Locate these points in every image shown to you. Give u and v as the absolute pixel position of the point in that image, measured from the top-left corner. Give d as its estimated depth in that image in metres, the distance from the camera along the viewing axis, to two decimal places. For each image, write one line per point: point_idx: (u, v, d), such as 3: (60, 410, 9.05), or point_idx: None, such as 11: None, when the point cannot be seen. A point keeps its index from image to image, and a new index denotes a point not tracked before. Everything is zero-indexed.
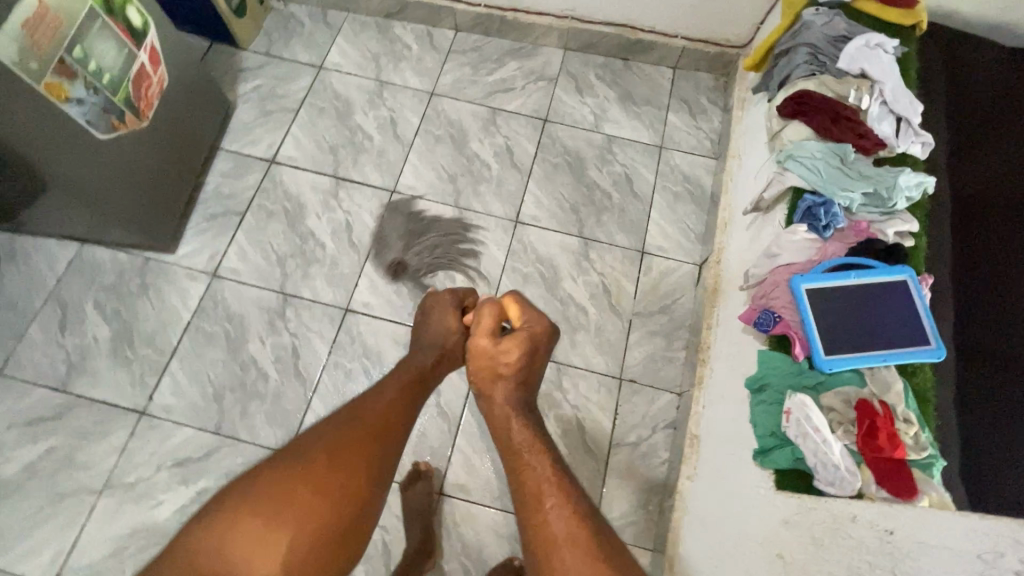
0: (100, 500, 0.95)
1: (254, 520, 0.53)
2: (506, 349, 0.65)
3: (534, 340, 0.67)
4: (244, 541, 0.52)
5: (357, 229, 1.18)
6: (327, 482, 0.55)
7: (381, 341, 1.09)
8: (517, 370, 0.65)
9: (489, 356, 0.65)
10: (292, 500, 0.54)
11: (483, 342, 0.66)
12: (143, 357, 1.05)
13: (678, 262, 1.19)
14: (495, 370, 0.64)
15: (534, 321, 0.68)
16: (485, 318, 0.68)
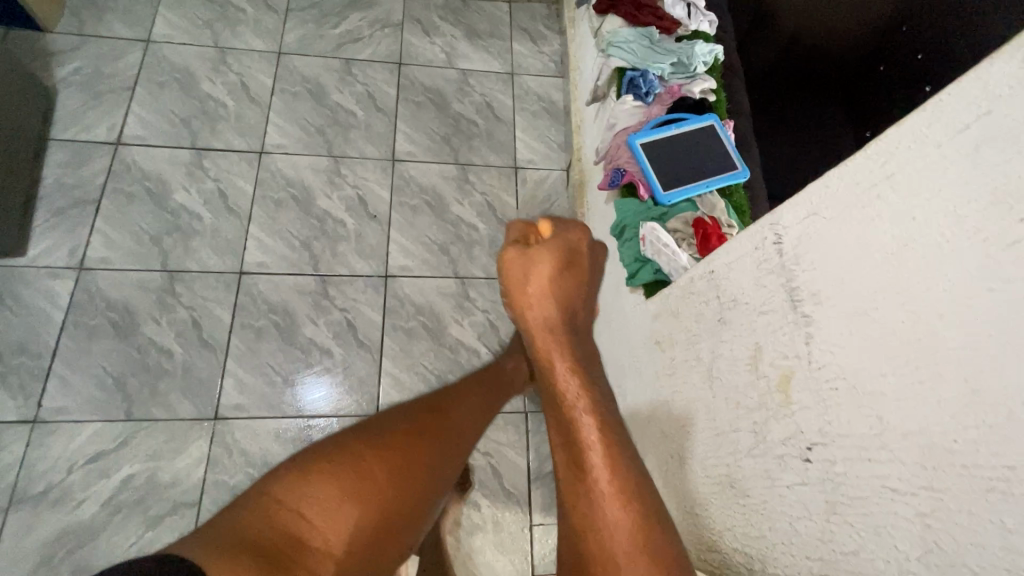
0: (10, 517, 0.89)
1: (337, 487, 0.46)
2: (550, 266, 0.54)
3: (579, 254, 0.56)
4: (321, 501, 0.45)
5: (232, 195, 1.16)
6: (396, 472, 0.50)
7: (285, 295, 1.10)
8: (552, 291, 0.53)
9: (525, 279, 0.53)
10: (374, 479, 0.48)
11: (516, 260, 0.54)
12: (19, 366, 0.97)
13: (548, 169, 1.33)
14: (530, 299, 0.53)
15: (578, 236, 0.57)
16: (514, 235, 0.57)
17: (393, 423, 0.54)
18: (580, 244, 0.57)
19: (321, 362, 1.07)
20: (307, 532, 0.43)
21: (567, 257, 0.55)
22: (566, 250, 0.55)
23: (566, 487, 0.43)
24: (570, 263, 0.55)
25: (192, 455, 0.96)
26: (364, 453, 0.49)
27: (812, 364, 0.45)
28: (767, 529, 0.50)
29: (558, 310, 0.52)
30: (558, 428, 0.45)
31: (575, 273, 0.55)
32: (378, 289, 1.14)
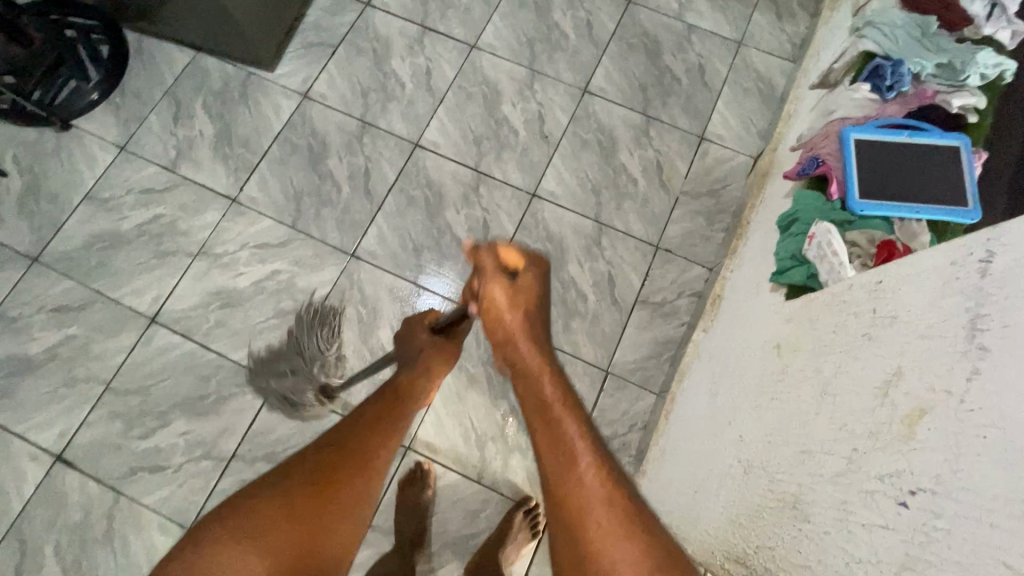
0: (195, 262, 1.12)
1: (229, 547, 0.49)
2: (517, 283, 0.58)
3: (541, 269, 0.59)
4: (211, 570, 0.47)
5: (435, 76, 1.26)
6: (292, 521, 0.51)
7: (443, 177, 1.19)
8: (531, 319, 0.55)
9: (502, 298, 0.57)
10: (269, 531, 0.50)
11: (497, 288, 0.57)
12: (239, 156, 1.19)
13: (735, 152, 1.22)
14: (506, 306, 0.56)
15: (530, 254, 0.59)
16: (483, 261, 0.59)
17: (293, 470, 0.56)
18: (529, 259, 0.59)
19: (448, 246, 1.15)
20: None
21: (535, 273, 0.58)
22: (528, 270, 0.58)
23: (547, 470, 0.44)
24: (537, 280, 0.58)
25: (325, 275, 1.12)
26: (261, 513, 0.51)
27: (963, 404, 0.36)
28: (816, 559, 0.44)
29: (533, 324, 0.55)
30: (541, 429, 0.46)
31: (541, 289, 0.58)
32: (522, 204, 1.18)
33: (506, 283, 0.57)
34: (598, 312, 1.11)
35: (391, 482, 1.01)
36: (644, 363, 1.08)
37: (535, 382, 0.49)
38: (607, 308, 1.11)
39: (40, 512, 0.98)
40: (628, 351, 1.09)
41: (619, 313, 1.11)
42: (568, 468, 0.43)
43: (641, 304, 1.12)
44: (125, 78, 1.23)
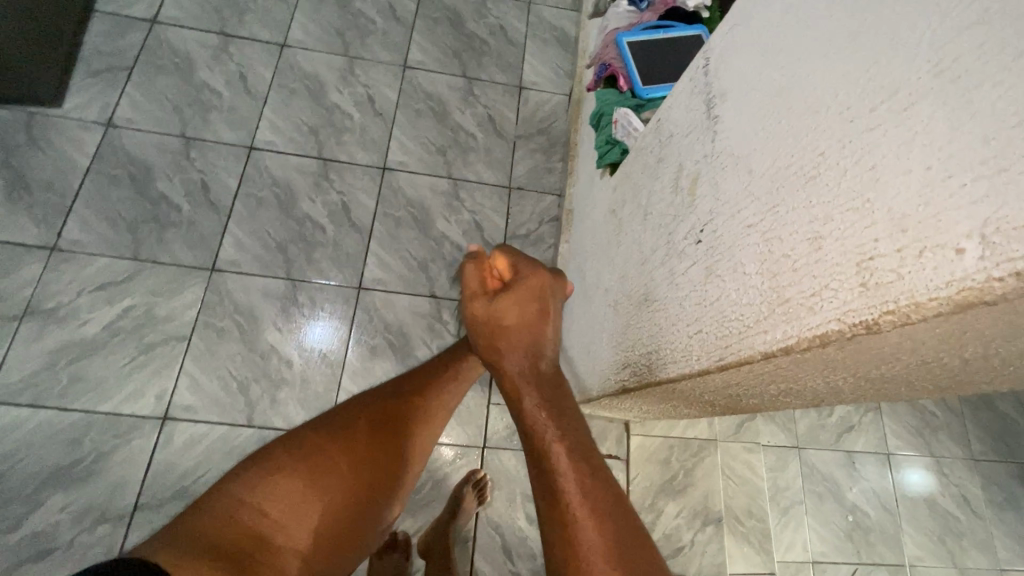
0: (23, 325, 0.99)
1: (284, 482, 0.52)
2: (515, 308, 0.51)
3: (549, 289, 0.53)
4: (276, 498, 0.51)
5: (252, 80, 1.25)
6: (356, 463, 0.55)
7: (289, 172, 1.18)
8: (525, 337, 0.51)
9: (485, 315, 0.52)
10: (330, 476, 0.54)
11: (478, 304, 0.52)
12: (45, 201, 1.07)
13: (550, 94, 1.38)
14: (493, 332, 0.52)
15: (531, 273, 0.53)
16: (471, 282, 0.54)
17: (357, 417, 0.58)
18: (536, 282, 0.53)
19: (313, 235, 1.14)
20: (262, 522, 0.49)
21: (532, 287, 0.52)
22: (516, 291, 0.52)
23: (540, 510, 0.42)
24: (537, 299, 0.52)
25: (188, 297, 1.06)
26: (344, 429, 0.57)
27: (713, 153, 0.49)
28: (663, 316, 0.55)
29: (524, 348, 0.51)
30: (534, 467, 0.43)
31: (539, 312, 0.52)
32: (375, 179, 1.21)
33: (488, 298, 0.52)
34: None
35: None
36: None
37: (526, 432, 0.45)
38: None
39: None
40: None
41: None
42: (562, 498, 0.41)
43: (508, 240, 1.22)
44: None
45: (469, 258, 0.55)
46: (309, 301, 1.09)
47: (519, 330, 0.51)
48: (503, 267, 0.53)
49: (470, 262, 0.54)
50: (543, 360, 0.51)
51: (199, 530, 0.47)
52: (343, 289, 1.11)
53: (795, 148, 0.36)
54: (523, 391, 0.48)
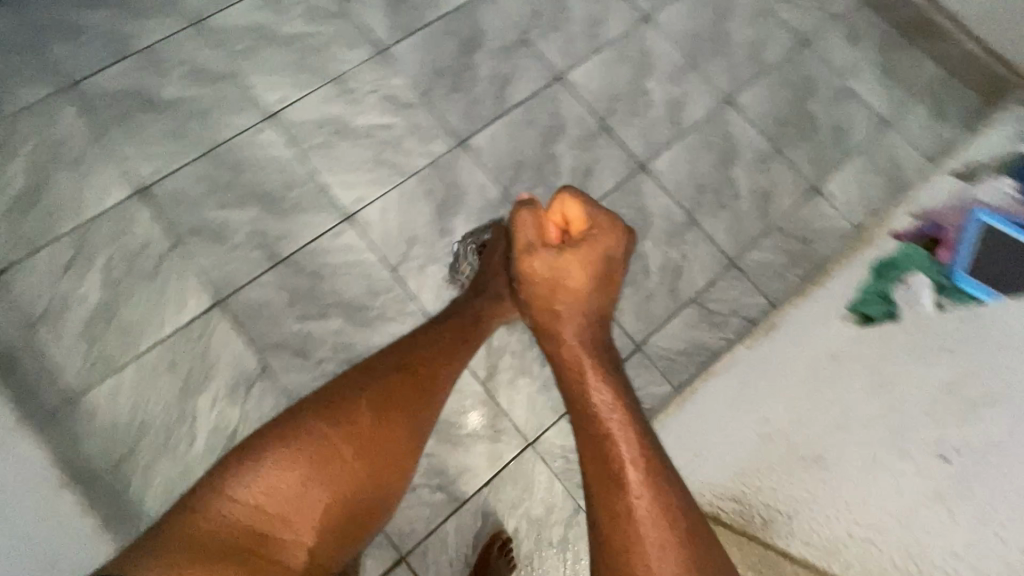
0: (326, 84, 1.19)
1: (262, 470, 0.66)
2: (580, 276, 0.85)
3: (610, 251, 0.87)
4: (273, 485, 0.66)
5: (602, 28, 1.31)
6: (355, 436, 0.72)
7: (570, 116, 1.24)
8: (590, 314, 0.85)
9: (548, 271, 0.85)
10: (332, 463, 0.69)
11: (540, 258, 0.86)
12: (403, 15, 1.26)
13: (838, 214, 1.23)
14: (559, 281, 0.85)
15: (598, 233, 0.86)
16: (526, 233, 0.87)
17: (357, 402, 0.75)
18: (604, 239, 0.86)
19: (548, 175, 1.19)
20: (265, 518, 0.65)
21: (596, 261, 0.86)
22: (574, 253, 0.85)
23: (601, 505, 0.68)
24: (591, 269, 0.85)
25: (431, 149, 1.17)
26: (325, 435, 0.70)
27: (996, 468, 0.66)
28: (856, 509, 0.74)
29: (575, 313, 0.84)
30: (605, 471, 0.69)
31: (586, 262, 0.85)
32: (628, 169, 1.21)
33: (552, 253, 0.85)
34: (653, 292, 1.14)
35: None
36: (674, 355, 1.10)
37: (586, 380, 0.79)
38: (663, 293, 1.14)
39: (104, 227, 1.05)
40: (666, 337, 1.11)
41: (671, 303, 1.14)
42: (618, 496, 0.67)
43: (693, 303, 1.14)
44: None
45: (523, 207, 0.88)
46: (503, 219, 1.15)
47: (582, 285, 0.85)
48: (574, 212, 0.87)
49: (528, 211, 0.88)
50: (586, 320, 0.85)
51: (205, 534, 0.61)
52: None
53: (921, 400, 0.75)
54: (585, 371, 0.80)
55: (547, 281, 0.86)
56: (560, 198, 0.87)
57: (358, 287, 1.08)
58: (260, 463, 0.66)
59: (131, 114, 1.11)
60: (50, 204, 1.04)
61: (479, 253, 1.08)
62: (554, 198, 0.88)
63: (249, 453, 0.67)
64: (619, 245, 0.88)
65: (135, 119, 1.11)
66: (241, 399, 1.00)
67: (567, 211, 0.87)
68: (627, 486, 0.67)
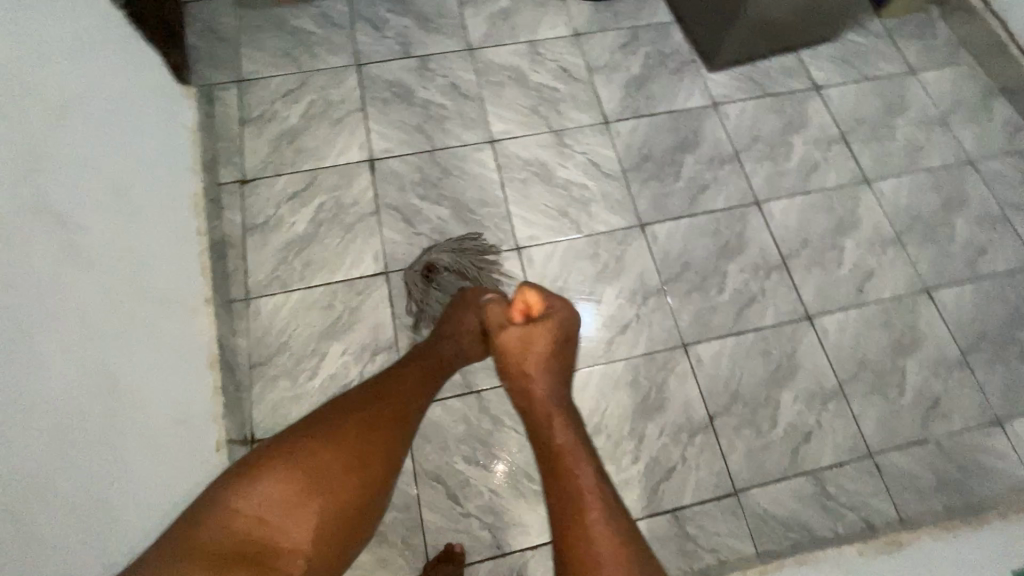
0: (547, 133, 1.32)
1: (240, 484, 0.59)
2: (541, 341, 0.81)
3: (570, 328, 0.83)
4: (266, 503, 0.58)
5: (816, 175, 1.31)
6: (351, 458, 0.64)
7: (754, 241, 1.23)
8: (551, 382, 0.78)
9: (529, 340, 0.81)
10: (314, 474, 0.61)
11: (517, 330, 0.82)
12: (636, 101, 1.37)
13: (1015, 460, 1.08)
14: (529, 349, 0.81)
15: (558, 309, 0.85)
16: (499, 317, 0.86)
17: (344, 421, 0.67)
18: (558, 313, 0.84)
19: (710, 285, 1.18)
20: (259, 530, 0.57)
21: (557, 334, 0.82)
22: (546, 328, 0.82)
23: (554, 512, 0.62)
24: (556, 332, 0.82)
25: (612, 219, 1.24)
26: (310, 450, 0.63)
27: None
28: None
29: (555, 381, 0.78)
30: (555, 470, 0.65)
31: (554, 335, 0.82)
32: (793, 315, 1.17)
33: (527, 325, 0.83)
34: (773, 444, 1.07)
35: None
36: (769, 518, 1.02)
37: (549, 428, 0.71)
38: (782, 449, 1.06)
39: (331, 176, 1.24)
40: (767, 496, 1.03)
41: (788, 464, 1.05)
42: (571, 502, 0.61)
43: (810, 479, 1.05)
44: None
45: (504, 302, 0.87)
46: (652, 308, 1.16)
47: (544, 354, 0.80)
48: (538, 297, 0.85)
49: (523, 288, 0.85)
50: (558, 388, 0.78)
51: (209, 543, 0.55)
52: (677, 331, 1.14)
53: None
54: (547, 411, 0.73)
55: (520, 339, 0.82)
56: (525, 291, 0.85)
57: None
58: (254, 476, 0.59)
59: (388, 101, 1.32)
60: (301, 145, 1.26)
61: (462, 275, 1.14)
62: (518, 291, 0.87)
63: (233, 475, 0.61)
64: (571, 319, 0.85)
65: (390, 106, 1.32)
66: (364, 362, 1.09)
67: (532, 296, 0.85)
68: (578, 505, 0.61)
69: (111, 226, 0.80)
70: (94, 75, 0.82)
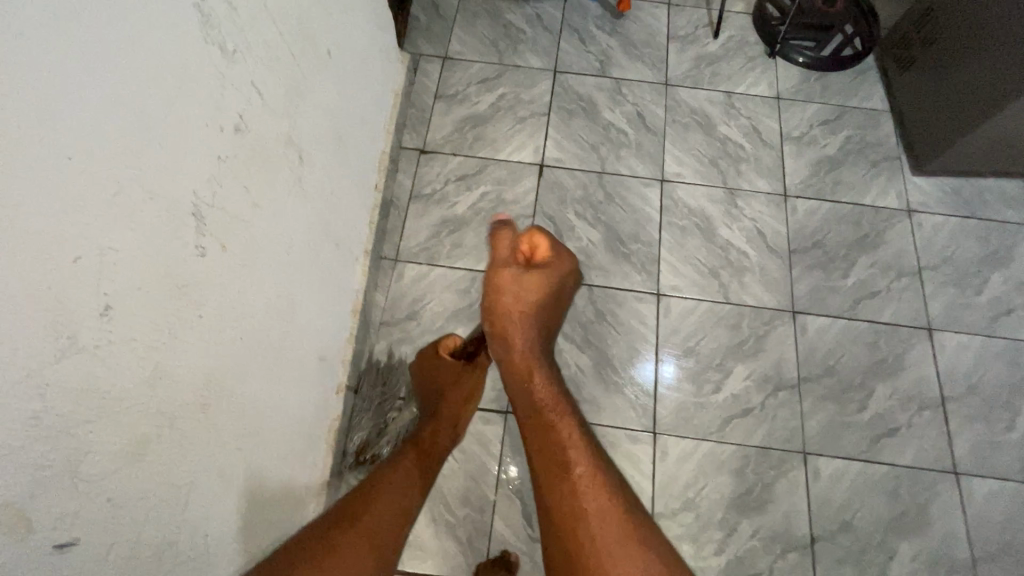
0: (720, 188, 1.27)
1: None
2: (534, 287, 0.80)
3: (569, 274, 0.84)
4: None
5: (1009, 321, 1.16)
6: (339, 523, 0.58)
7: (914, 369, 1.11)
8: (533, 333, 0.78)
9: (515, 281, 0.80)
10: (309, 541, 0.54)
11: (506, 274, 0.80)
12: (823, 182, 1.28)
13: None
14: (515, 298, 0.79)
15: (555, 254, 0.83)
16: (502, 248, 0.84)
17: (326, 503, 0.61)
18: (559, 264, 0.83)
19: (850, 400, 1.09)
20: None
21: (553, 285, 0.82)
22: (542, 273, 0.81)
23: (538, 468, 0.61)
24: (552, 280, 0.81)
25: (762, 295, 1.17)
26: (298, 539, 0.55)
27: None
28: None
29: (533, 326, 0.78)
30: (538, 425, 0.65)
31: (546, 284, 0.81)
32: (937, 464, 1.04)
33: (516, 266, 0.82)
34: None
35: (619, 430, 1.05)
36: None
37: (529, 380, 0.71)
38: None
39: (499, 169, 1.27)
40: None
41: None
42: (556, 454, 0.61)
43: None
44: (833, 73, 1.40)
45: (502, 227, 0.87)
46: (780, 401, 1.08)
47: (538, 300, 0.80)
48: (533, 239, 0.84)
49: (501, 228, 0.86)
50: (536, 333, 0.78)
51: None
52: (800, 435, 1.06)
53: None
54: (528, 362, 0.74)
55: (493, 293, 0.80)
56: (501, 227, 0.86)
57: (621, 351, 1.11)
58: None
59: (573, 113, 1.34)
60: (481, 132, 1.31)
61: (380, 429, 1.04)
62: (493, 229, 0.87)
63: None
64: (569, 279, 0.85)
65: (573, 118, 1.33)
66: None
67: (515, 238, 0.85)
68: (561, 451, 0.61)
69: (327, 170, 0.87)
70: (346, 39, 0.91)
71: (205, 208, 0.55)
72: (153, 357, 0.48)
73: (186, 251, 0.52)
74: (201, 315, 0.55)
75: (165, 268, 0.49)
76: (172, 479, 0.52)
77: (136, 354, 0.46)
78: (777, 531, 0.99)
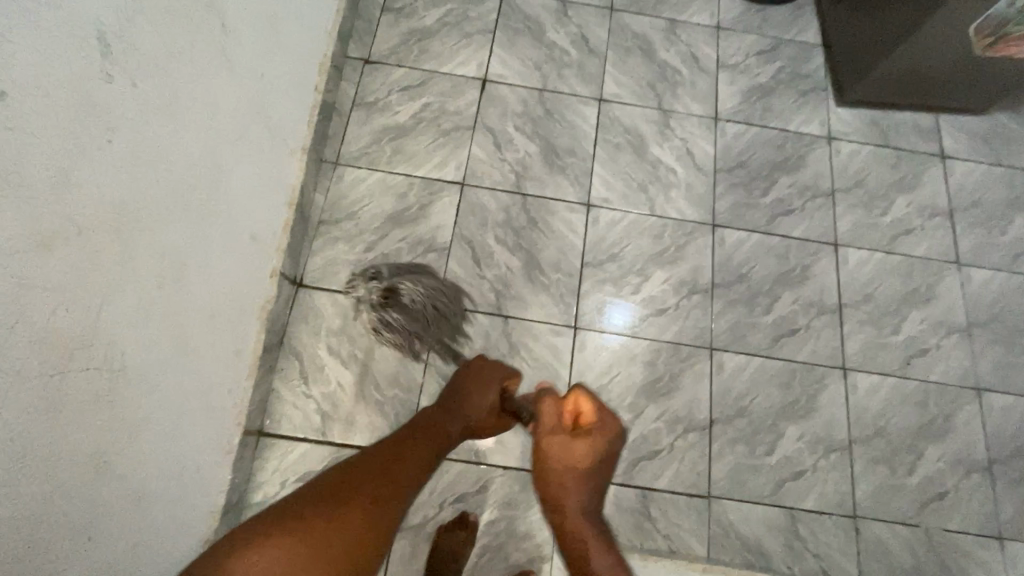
0: (655, 109, 1.33)
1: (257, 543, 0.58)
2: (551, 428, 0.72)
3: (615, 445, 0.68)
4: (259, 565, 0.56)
5: (908, 239, 1.26)
6: (356, 526, 0.64)
7: (817, 279, 1.21)
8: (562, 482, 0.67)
9: (572, 452, 0.67)
10: (313, 528, 0.61)
11: (577, 447, 0.67)
12: (752, 108, 1.35)
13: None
14: (571, 471, 0.67)
15: (546, 410, 0.73)
16: (548, 420, 0.72)
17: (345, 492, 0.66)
18: (613, 429, 0.69)
19: (758, 304, 1.18)
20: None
21: (597, 471, 0.67)
22: (583, 447, 0.67)
23: None
24: (603, 453, 0.67)
25: (686, 209, 1.24)
26: (305, 516, 0.62)
27: None
28: None
29: (595, 491, 0.67)
30: None
31: (580, 450, 0.68)
32: (829, 360, 1.15)
33: (575, 435, 0.69)
34: (762, 469, 1.07)
35: (543, 322, 1.13)
36: (733, 533, 1.03)
37: (586, 545, 0.64)
38: (770, 478, 1.06)
39: (443, 82, 1.30)
40: (739, 513, 1.04)
41: (769, 491, 1.05)
42: None
43: (784, 512, 1.04)
44: (772, 6, 1.45)
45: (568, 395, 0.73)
46: (693, 304, 1.17)
47: (566, 471, 0.67)
48: (586, 406, 0.70)
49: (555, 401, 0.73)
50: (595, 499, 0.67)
51: None
52: (709, 333, 1.15)
53: None
54: (583, 536, 0.65)
55: (555, 450, 0.68)
56: (573, 391, 0.72)
57: (550, 254, 1.18)
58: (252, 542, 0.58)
59: (519, 32, 1.36)
60: (428, 47, 1.33)
61: (337, 335, 1.09)
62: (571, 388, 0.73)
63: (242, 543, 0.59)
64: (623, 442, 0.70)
65: (519, 37, 1.36)
66: (416, 254, 1.16)
67: (559, 414, 0.72)
68: None
69: (257, 51, 0.89)
70: None
71: (112, 40, 0.58)
72: (55, 161, 0.52)
73: (91, 75, 0.56)
74: (110, 141, 0.59)
75: (66, 82, 0.53)
76: (84, 285, 0.57)
77: (35, 151, 0.50)
78: (681, 414, 1.09)
